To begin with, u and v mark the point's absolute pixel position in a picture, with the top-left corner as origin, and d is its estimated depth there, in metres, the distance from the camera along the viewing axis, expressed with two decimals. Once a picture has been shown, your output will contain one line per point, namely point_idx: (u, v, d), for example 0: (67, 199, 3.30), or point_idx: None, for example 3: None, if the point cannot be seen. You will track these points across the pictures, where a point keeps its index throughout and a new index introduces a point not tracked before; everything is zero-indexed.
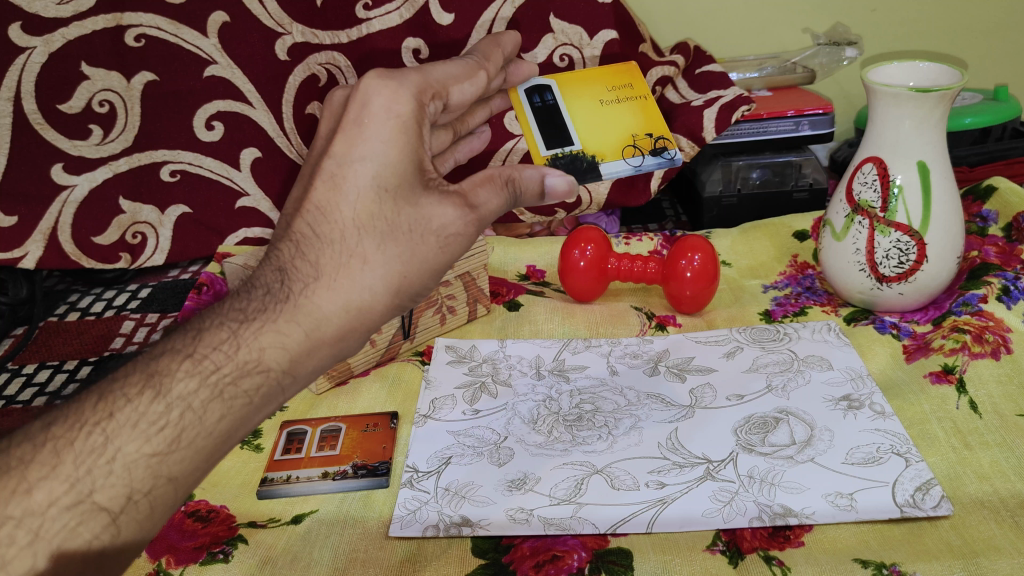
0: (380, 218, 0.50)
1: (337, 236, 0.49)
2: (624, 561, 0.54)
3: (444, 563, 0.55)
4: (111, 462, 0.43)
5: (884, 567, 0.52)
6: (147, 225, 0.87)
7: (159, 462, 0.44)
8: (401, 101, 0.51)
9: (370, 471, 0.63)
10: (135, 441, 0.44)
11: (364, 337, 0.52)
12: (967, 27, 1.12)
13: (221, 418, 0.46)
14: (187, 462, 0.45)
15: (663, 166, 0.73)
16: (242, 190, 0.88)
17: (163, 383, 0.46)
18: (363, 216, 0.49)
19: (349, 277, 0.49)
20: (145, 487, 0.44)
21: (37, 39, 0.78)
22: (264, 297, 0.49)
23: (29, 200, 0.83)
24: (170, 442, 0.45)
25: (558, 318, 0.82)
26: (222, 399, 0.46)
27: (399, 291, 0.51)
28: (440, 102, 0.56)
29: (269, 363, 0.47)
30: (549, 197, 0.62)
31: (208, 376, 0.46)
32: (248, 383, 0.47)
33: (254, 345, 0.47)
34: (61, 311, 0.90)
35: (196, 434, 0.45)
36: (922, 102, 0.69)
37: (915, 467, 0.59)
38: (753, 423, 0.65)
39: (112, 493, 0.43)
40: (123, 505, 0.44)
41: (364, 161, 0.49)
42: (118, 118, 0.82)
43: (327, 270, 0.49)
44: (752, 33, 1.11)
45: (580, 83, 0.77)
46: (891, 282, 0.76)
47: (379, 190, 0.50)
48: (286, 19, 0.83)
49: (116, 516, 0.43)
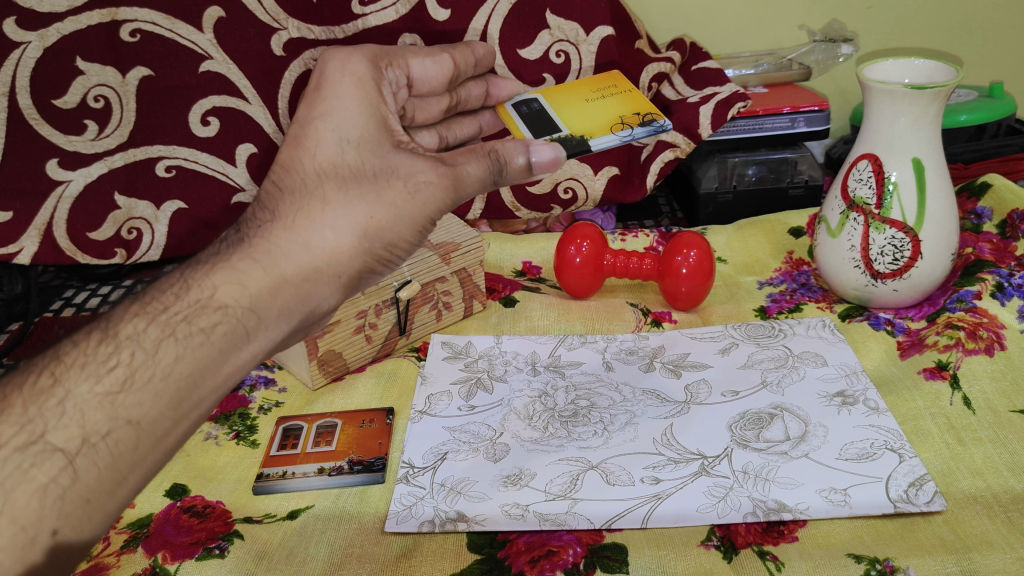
0: (343, 167, 0.53)
1: (299, 183, 0.53)
2: (619, 556, 0.54)
3: (438, 559, 0.55)
4: (62, 403, 0.44)
5: (878, 562, 0.52)
6: (142, 221, 0.86)
7: (112, 402, 0.44)
8: (352, 62, 0.58)
9: (367, 467, 0.63)
10: (86, 382, 0.44)
11: (333, 284, 0.52)
12: (963, 24, 1.12)
13: (176, 358, 0.46)
14: (147, 405, 0.45)
15: (653, 135, 0.72)
16: (237, 186, 0.88)
17: (112, 327, 0.47)
18: (326, 166, 0.53)
19: (310, 219, 0.52)
20: (103, 430, 0.44)
21: (32, 34, 0.77)
22: (223, 247, 0.52)
23: (24, 196, 0.81)
24: (123, 381, 0.45)
25: (553, 314, 0.82)
26: (175, 337, 0.47)
27: (367, 233, 0.53)
28: (399, 73, 0.65)
29: (225, 300, 0.48)
30: (538, 170, 0.60)
31: (158, 316, 0.48)
32: (205, 320, 0.47)
33: (208, 284, 0.49)
34: (56, 307, 0.91)
35: (151, 373, 0.45)
36: (915, 100, 0.69)
37: (908, 463, 0.60)
38: (748, 419, 0.65)
39: (67, 434, 0.43)
40: (80, 447, 0.43)
41: (324, 117, 0.54)
42: (113, 114, 0.82)
43: (287, 214, 0.52)
44: (748, 30, 1.11)
45: (565, 92, 0.78)
46: (886, 278, 0.76)
47: (341, 143, 0.54)
48: (282, 15, 0.83)
49: (73, 458, 0.43)
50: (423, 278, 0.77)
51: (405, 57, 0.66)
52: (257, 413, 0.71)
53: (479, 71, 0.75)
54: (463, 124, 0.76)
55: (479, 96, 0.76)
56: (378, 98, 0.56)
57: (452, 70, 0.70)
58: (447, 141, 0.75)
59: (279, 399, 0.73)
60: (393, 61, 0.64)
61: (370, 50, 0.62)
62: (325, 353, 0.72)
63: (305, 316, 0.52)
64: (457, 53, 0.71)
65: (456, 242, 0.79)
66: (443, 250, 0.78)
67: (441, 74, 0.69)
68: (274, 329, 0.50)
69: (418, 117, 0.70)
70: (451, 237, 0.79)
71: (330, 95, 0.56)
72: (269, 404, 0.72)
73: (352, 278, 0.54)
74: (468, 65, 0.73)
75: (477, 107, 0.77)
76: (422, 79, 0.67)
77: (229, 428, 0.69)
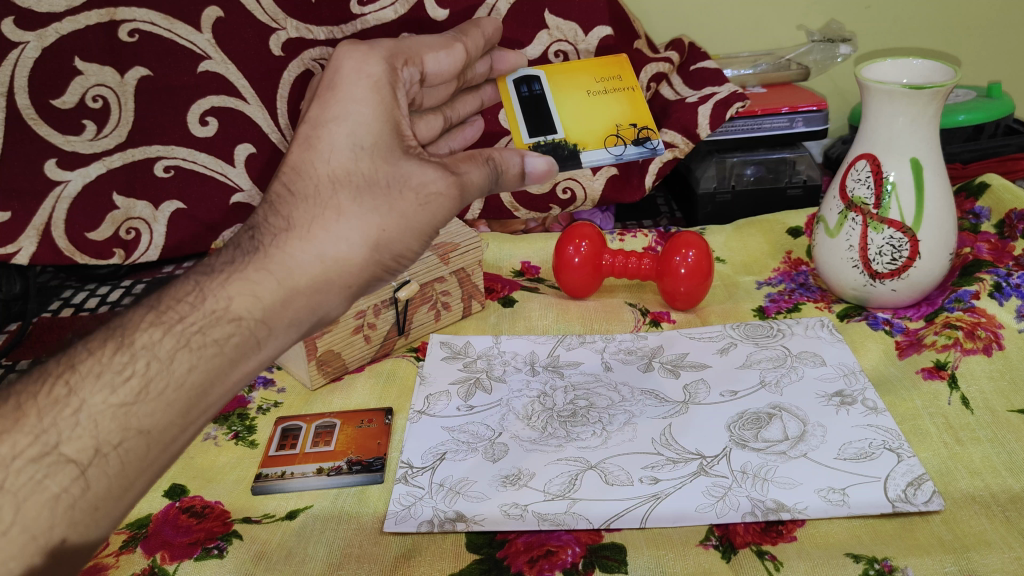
0: (356, 175, 0.52)
1: (313, 190, 0.52)
2: (617, 556, 0.54)
3: (437, 559, 0.55)
4: (77, 413, 0.44)
5: (876, 562, 0.52)
6: (142, 221, 0.86)
7: (126, 413, 0.44)
8: (371, 62, 0.55)
9: (365, 467, 0.63)
10: (101, 393, 0.44)
11: (343, 295, 0.52)
12: (961, 24, 1.12)
13: (190, 369, 0.46)
14: (158, 414, 0.45)
15: (645, 156, 0.73)
16: (236, 186, 0.88)
17: (127, 336, 0.46)
18: (339, 172, 0.52)
19: (325, 228, 0.51)
20: (115, 440, 0.44)
21: (31, 34, 0.77)
22: (235, 253, 0.51)
23: (23, 195, 0.81)
24: (137, 392, 0.45)
25: (552, 314, 0.82)
26: (189, 348, 0.46)
27: (378, 245, 0.52)
28: (414, 68, 0.61)
29: (239, 311, 0.48)
30: (531, 180, 0.63)
31: (174, 326, 0.47)
32: (218, 332, 0.47)
33: (223, 295, 0.48)
34: (55, 306, 0.90)
35: (165, 384, 0.45)
36: (914, 100, 0.69)
37: (907, 462, 0.60)
38: (746, 419, 0.66)
39: (80, 445, 0.43)
40: (91, 458, 0.43)
41: (338, 121, 0.53)
42: (112, 114, 0.82)
43: (301, 222, 0.51)
44: (747, 30, 1.11)
45: (569, 74, 0.77)
46: (884, 278, 0.76)
47: (355, 150, 0.53)
48: (281, 15, 0.84)
49: (85, 469, 0.43)
50: (422, 278, 0.77)
51: (421, 51, 0.62)
52: (256, 413, 0.71)
53: (488, 48, 0.73)
54: (467, 101, 0.75)
55: (484, 73, 0.75)
56: (393, 102, 0.55)
57: (465, 60, 0.67)
58: (451, 121, 0.74)
59: (277, 399, 0.73)
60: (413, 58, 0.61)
61: (388, 45, 0.59)
62: (324, 353, 0.72)
63: (314, 323, 0.52)
64: (468, 39, 0.68)
65: (455, 242, 0.79)
66: (442, 250, 0.78)
67: (454, 66, 0.66)
68: (282, 337, 0.51)
69: (426, 103, 0.69)
70: (450, 237, 0.79)
71: (345, 97, 0.54)
72: (268, 404, 0.72)
73: (360, 287, 0.53)
74: (478, 47, 0.70)
75: (480, 82, 0.76)
76: (436, 74, 0.64)
77: (228, 428, 0.69)
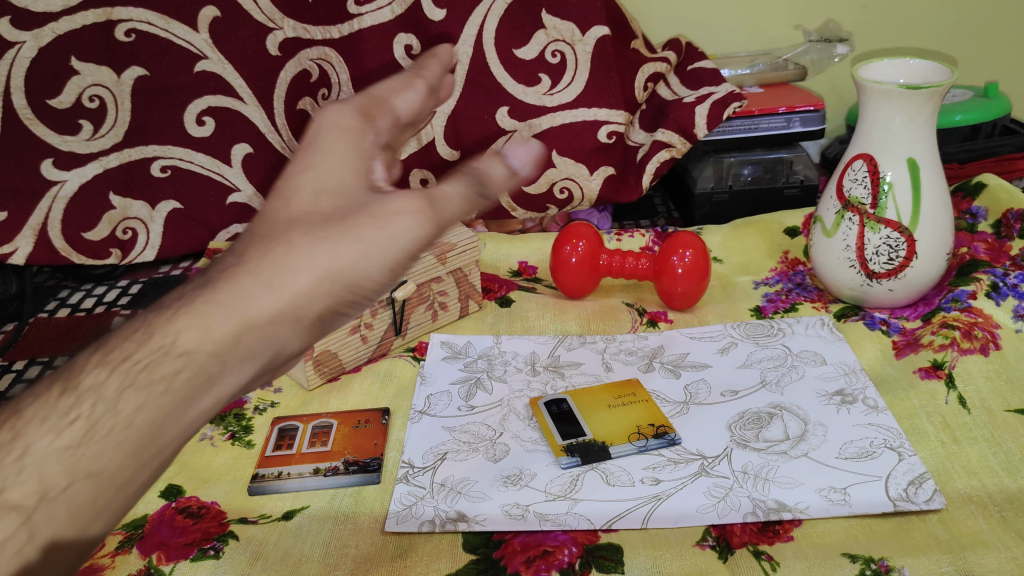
0: (318, 212, 0.39)
1: (267, 230, 0.39)
2: (615, 556, 0.54)
3: (434, 559, 0.55)
4: (20, 459, 0.32)
5: (873, 562, 0.52)
6: (137, 221, 0.90)
7: (74, 455, 0.33)
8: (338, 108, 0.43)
9: (362, 467, 0.63)
10: (46, 434, 0.33)
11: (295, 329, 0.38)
12: (958, 25, 1.13)
13: (139, 406, 0.34)
14: (113, 454, 0.33)
15: None
16: (233, 186, 0.91)
17: (71, 375, 0.35)
18: (299, 212, 0.39)
19: (274, 265, 0.37)
20: (62, 483, 0.33)
21: (26, 34, 0.80)
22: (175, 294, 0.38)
23: (19, 195, 0.85)
24: (83, 432, 0.33)
25: (549, 314, 0.82)
26: (133, 387, 0.34)
27: (335, 278, 0.38)
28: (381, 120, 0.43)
29: (186, 348, 0.35)
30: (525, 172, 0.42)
31: (117, 364, 0.34)
32: (163, 370, 0.34)
33: (166, 328, 0.35)
34: (51, 307, 0.89)
35: (113, 424, 0.33)
36: (910, 100, 0.69)
37: (908, 461, 0.60)
38: (747, 418, 0.66)
39: (24, 488, 0.32)
40: (39, 502, 0.32)
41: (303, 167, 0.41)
42: (108, 113, 0.85)
43: (249, 258, 0.37)
44: (745, 30, 1.11)
45: None
46: (880, 278, 0.76)
47: (318, 192, 0.40)
48: (278, 15, 0.86)
49: (32, 514, 0.32)
50: (419, 278, 0.77)
51: (393, 97, 0.44)
52: (252, 413, 0.71)
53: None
54: None
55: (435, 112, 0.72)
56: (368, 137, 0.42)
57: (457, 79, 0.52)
58: None
59: (274, 399, 0.72)
60: (383, 104, 0.43)
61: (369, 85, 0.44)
62: (320, 353, 0.72)
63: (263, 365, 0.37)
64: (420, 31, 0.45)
65: (452, 242, 0.79)
66: (439, 250, 0.78)
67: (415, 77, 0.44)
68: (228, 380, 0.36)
69: None
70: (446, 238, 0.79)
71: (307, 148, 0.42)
72: (265, 404, 0.72)
73: (318, 320, 0.39)
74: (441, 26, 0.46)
75: None
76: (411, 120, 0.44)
77: (225, 428, 0.69)
